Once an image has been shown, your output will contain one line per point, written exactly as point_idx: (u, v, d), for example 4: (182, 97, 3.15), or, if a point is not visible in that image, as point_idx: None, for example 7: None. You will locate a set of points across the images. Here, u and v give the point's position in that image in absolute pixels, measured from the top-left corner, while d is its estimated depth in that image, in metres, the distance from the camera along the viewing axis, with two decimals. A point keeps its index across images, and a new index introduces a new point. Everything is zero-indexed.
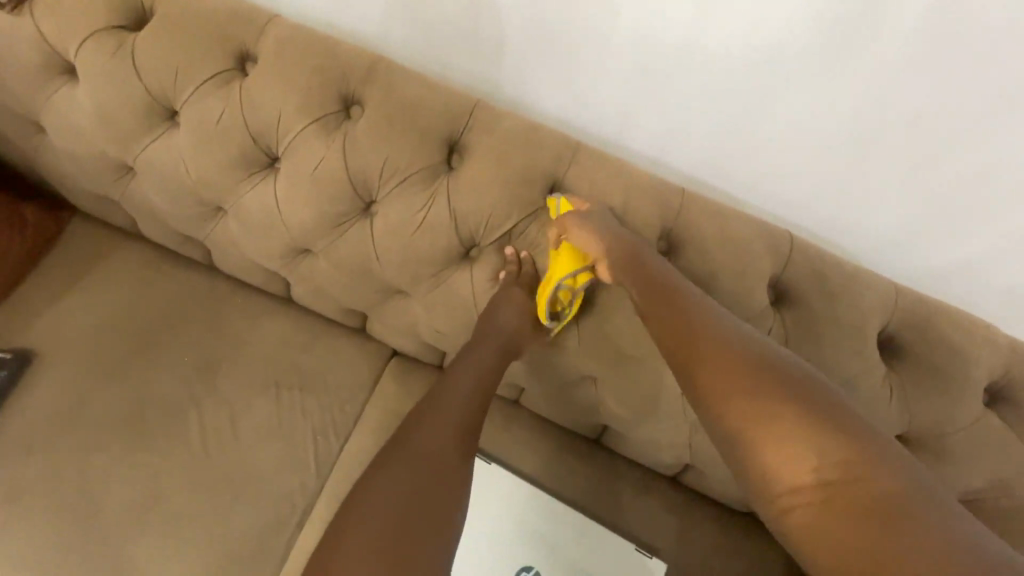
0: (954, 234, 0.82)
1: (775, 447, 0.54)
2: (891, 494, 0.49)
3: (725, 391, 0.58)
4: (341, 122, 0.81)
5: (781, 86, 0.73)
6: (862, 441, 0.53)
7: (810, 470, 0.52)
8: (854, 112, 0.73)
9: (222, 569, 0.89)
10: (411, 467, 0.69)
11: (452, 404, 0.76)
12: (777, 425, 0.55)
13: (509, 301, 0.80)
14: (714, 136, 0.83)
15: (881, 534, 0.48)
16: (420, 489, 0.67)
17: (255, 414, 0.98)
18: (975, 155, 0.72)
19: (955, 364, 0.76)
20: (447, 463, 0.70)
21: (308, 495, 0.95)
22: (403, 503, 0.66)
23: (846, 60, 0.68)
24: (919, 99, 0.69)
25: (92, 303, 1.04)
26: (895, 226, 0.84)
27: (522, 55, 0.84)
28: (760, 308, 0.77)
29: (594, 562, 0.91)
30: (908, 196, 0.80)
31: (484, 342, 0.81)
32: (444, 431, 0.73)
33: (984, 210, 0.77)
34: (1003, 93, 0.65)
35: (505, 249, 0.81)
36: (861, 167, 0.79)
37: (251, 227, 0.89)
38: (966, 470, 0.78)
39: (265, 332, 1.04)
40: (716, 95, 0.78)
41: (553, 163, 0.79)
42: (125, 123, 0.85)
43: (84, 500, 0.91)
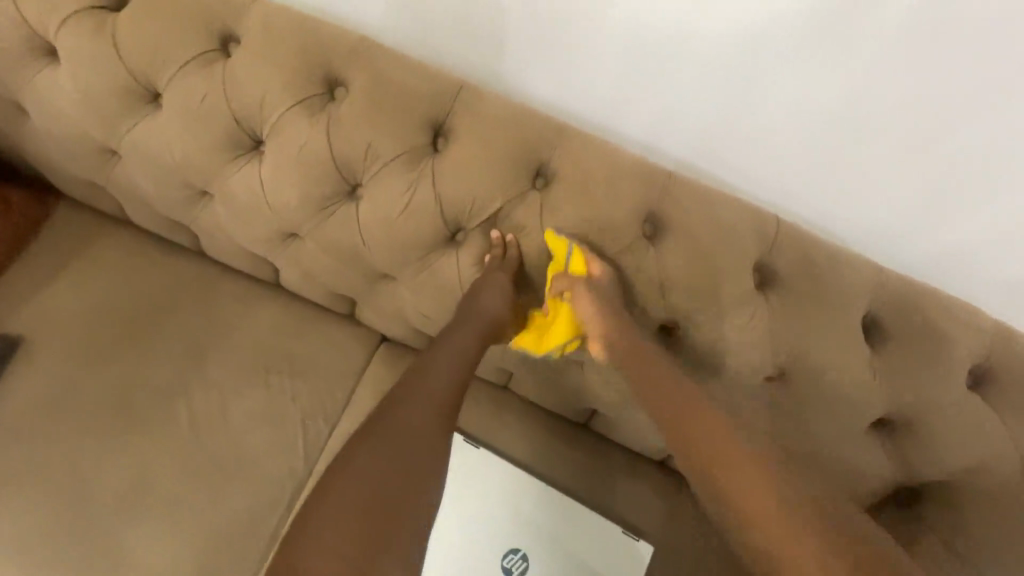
0: (952, 228, 0.83)
1: (736, 473, 0.70)
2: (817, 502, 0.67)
3: (694, 431, 0.73)
4: (326, 104, 0.81)
5: (781, 86, 0.74)
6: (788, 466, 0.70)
7: (762, 489, 0.68)
8: (852, 110, 0.74)
9: (214, 551, 0.90)
10: (393, 444, 0.69)
11: (435, 384, 0.76)
12: (734, 458, 0.71)
13: (492, 283, 0.80)
14: (708, 130, 0.83)
15: (818, 534, 0.64)
16: (401, 467, 0.68)
17: (244, 399, 0.99)
18: (965, 153, 0.74)
19: (936, 345, 0.77)
20: (428, 441, 0.71)
21: (298, 478, 0.96)
22: (385, 481, 0.67)
23: (847, 60, 0.69)
24: (919, 100, 0.70)
25: (81, 289, 1.04)
26: (885, 223, 0.86)
27: (522, 56, 0.84)
28: (745, 291, 0.77)
29: (581, 543, 0.91)
30: (900, 195, 0.81)
31: (468, 323, 0.81)
32: (426, 411, 0.74)
33: (971, 208, 0.79)
34: (998, 91, 0.67)
35: (491, 232, 0.81)
36: (859, 166, 0.80)
37: (237, 211, 0.89)
38: (948, 451, 0.79)
39: (254, 317, 1.04)
40: (716, 93, 0.78)
41: (538, 146, 0.79)
42: (107, 105, 0.84)
43: (74, 484, 0.92)
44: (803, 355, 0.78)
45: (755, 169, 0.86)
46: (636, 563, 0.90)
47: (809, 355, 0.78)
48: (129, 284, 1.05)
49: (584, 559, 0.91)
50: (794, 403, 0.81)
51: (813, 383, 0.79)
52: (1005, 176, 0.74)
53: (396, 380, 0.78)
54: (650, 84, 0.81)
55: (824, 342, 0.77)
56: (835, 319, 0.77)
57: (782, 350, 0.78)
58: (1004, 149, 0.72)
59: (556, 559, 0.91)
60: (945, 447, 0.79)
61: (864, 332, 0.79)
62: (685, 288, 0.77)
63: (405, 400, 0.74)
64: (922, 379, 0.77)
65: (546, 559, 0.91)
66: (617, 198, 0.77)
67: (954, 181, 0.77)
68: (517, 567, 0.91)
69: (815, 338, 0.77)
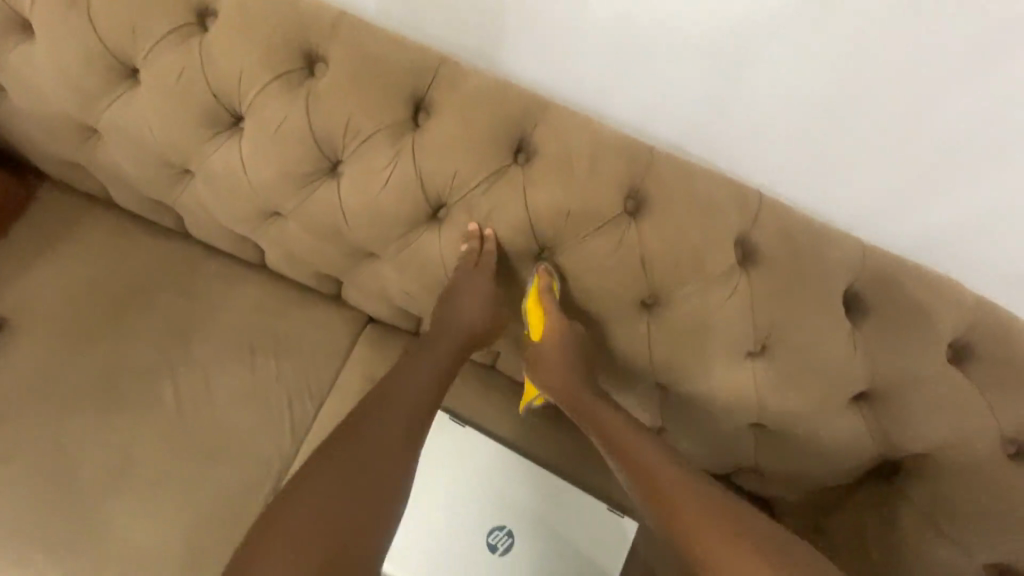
0: (945, 212, 0.83)
1: (674, 489, 0.75)
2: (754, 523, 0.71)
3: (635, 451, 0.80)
4: (305, 79, 0.80)
5: (782, 81, 0.75)
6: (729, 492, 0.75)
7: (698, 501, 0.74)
8: (851, 108, 0.75)
9: (200, 528, 0.91)
10: (365, 446, 0.73)
11: (408, 391, 0.81)
12: (672, 474, 0.77)
13: (472, 292, 0.86)
14: (705, 121, 0.85)
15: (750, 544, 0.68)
16: (371, 467, 0.71)
17: (230, 379, 0.99)
18: (964, 154, 0.75)
19: (917, 319, 0.77)
20: (399, 445, 0.75)
21: (284, 456, 0.96)
22: (358, 479, 0.70)
23: (847, 59, 0.70)
24: (920, 98, 0.71)
25: (66, 270, 1.03)
26: (878, 212, 0.87)
27: (519, 37, 0.83)
28: (726, 266, 0.76)
29: (565, 519, 0.93)
30: (897, 186, 0.82)
31: (444, 334, 0.88)
32: (398, 416, 0.78)
33: (968, 206, 0.80)
34: (1000, 98, 0.68)
35: (469, 224, 0.81)
36: (858, 156, 0.81)
37: (218, 190, 0.89)
38: (928, 425, 0.79)
39: (239, 298, 1.04)
40: (716, 82, 0.79)
41: (519, 121, 0.78)
42: (84, 82, 0.83)
43: (60, 463, 0.92)
44: (784, 330, 0.78)
45: (751, 157, 0.88)
46: (621, 539, 0.92)
47: (790, 330, 0.78)
48: (113, 265, 1.04)
49: (568, 534, 0.92)
50: (776, 378, 0.81)
51: (794, 358, 0.79)
52: (1004, 179, 0.75)
53: (370, 389, 0.82)
54: (643, 71, 0.81)
55: (804, 316, 0.77)
56: (816, 293, 0.77)
57: (764, 325, 0.79)
58: (1004, 152, 0.73)
59: (542, 536, 0.92)
60: (926, 421, 0.79)
61: (845, 306, 0.79)
62: (666, 263, 0.77)
63: (379, 406, 0.78)
64: (903, 353, 0.77)
65: (532, 536, 0.92)
66: (599, 173, 0.77)
67: (950, 180, 0.79)
68: (503, 544, 0.92)
69: (795, 312, 0.77)
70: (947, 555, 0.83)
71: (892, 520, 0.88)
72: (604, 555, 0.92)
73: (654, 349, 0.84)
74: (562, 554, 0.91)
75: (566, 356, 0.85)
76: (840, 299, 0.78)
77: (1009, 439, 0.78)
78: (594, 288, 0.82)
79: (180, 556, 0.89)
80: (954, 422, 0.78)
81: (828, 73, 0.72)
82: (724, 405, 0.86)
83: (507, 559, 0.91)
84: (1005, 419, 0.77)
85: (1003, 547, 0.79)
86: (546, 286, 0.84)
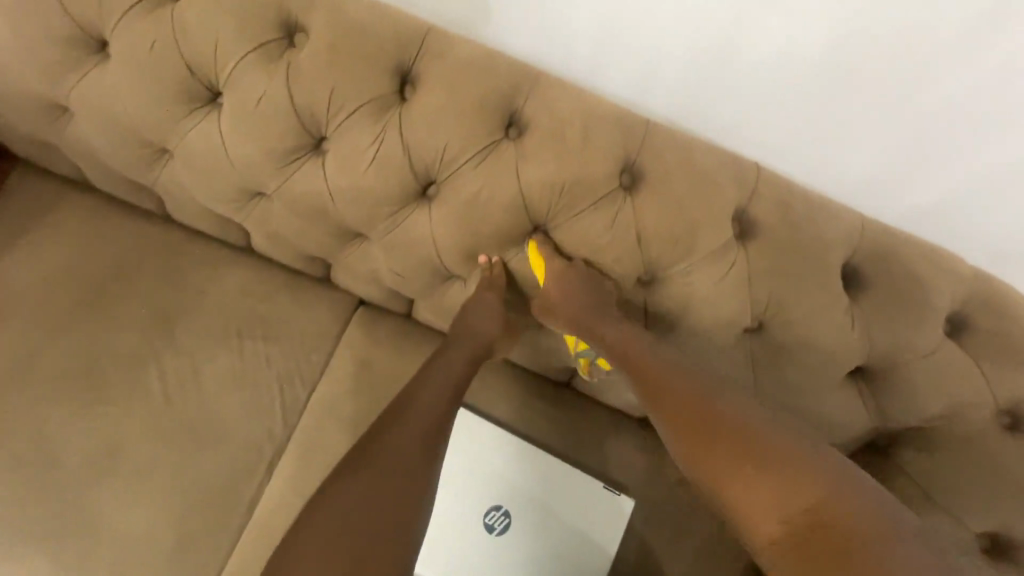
0: (946, 192, 0.82)
1: (711, 453, 0.70)
2: (808, 491, 0.63)
3: (667, 412, 0.74)
4: (285, 50, 0.76)
5: (782, 73, 0.75)
6: (780, 448, 0.67)
7: (739, 464, 0.68)
8: (848, 105, 0.76)
9: (194, 514, 0.90)
10: (385, 457, 0.75)
11: (427, 401, 0.82)
12: (708, 434, 0.71)
13: (485, 310, 0.87)
14: (704, 104, 0.83)
15: (797, 511, 0.63)
16: (392, 490, 0.73)
17: (218, 364, 0.97)
18: (959, 151, 0.76)
19: (916, 292, 0.76)
20: (416, 464, 0.76)
21: (275, 442, 0.95)
22: (376, 502, 0.72)
23: (845, 58, 0.71)
24: (915, 97, 0.72)
25: (42, 256, 1.00)
26: (866, 198, 0.87)
27: (510, 6, 0.80)
28: (723, 241, 0.75)
29: (561, 498, 0.93)
30: (896, 172, 0.82)
31: (457, 345, 0.88)
32: (416, 436, 0.78)
33: (952, 196, 0.82)
34: (994, 100, 0.70)
35: (478, 256, 0.83)
36: (857, 145, 0.81)
37: (197, 168, 0.85)
38: (924, 398, 0.79)
39: (224, 282, 1.02)
40: (715, 61, 0.77)
41: (509, 93, 0.76)
42: (52, 56, 0.79)
43: (44, 452, 0.90)
44: (781, 306, 0.77)
45: (748, 132, 0.85)
46: (619, 517, 0.92)
47: (787, 305, 0.77)
48: (93, 250, 1.01)
49: (564, 514, 0.92)
50: (773, 352, 0.81)
51: (791, 333, 0.79)
52: (989, 175, 0.77)
53: (388, 402, 0.83)
54: (637, 38, 0.79)
55: (803, 290, 0.76)
56: (813, 268, 0.76)
57: (761, 300, 0.77)
58: (992, 152, 0.75)
59: (539, 515, 0.92)
60: (924, 395, 0.78)
61: (844, 281, 0.78)
62: (663, 240, 0.76)
63: (396, 425, 0.79)
64: (903, 325, 0.76)
65: (529, 516, 0.92)
66: (593, 147, 0.74)
67: (938, 172, 0.80)
68: (500, 524, 0.92)
69: (794, 286, 0.76)
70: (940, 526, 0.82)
71: None
72: (602, 533, 0.91)
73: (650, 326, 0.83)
74: (559, 532, 0.92)
75: (581, 286, 0.79)
76: (838, 273, 0.76)
77: (1004, 410, 0.78)
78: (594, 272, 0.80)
79: (175, 542, 0.88)
80: (952, 396, 0.77)
81: (826, 69, 0.73)
82: None
83: (504, 538, 0.91)
84: (1002, 390, 0.77)
85: (995, 516, 0.79)
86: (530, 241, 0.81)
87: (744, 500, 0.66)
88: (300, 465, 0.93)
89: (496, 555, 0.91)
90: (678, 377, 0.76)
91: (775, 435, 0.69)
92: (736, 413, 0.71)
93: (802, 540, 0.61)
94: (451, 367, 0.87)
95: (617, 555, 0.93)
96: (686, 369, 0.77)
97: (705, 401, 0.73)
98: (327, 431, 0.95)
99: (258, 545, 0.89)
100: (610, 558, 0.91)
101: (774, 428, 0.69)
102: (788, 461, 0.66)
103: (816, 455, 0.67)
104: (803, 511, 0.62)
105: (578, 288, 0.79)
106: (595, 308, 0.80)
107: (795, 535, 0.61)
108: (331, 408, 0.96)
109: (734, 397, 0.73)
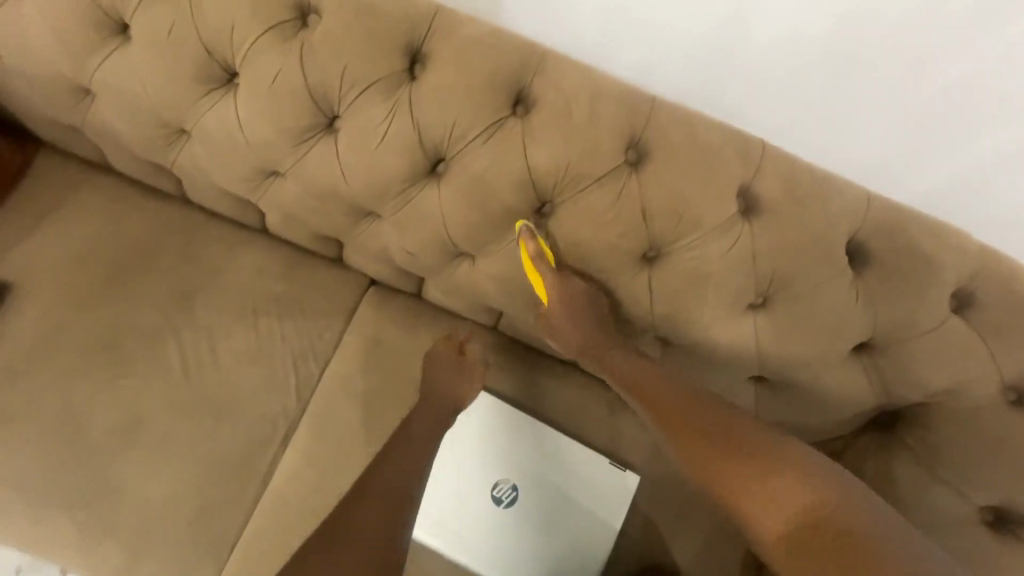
0: (958, 168, 0.82)
1: (722, 460, 0.76)
2: (810, 494, 0.70)
3: (674, 423, 0.81)
4: (298, 31, 0.78)
5: (787, 54, 0.78)
6: (781, 454, 0.75)
7: (746, 469, 0.75)
8: (854, 88, 0.78)
9: (210, 487, 0.93)
10: (392, 467, 0.85)
11: (427, 411, 0.89)
12: (716, 443, 0.77)
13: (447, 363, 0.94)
14: (711, 83, 0.85)
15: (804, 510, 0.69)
16: (392, 499, 0.82)
17: (234, 340, 1.00)
18: (966, 131, 0.78)
19: (919, 268, 0.76)
20: (412, 476, 0.85)
21: (290, 416, 0.98)
22: (376, 507, 0.82)
23: (847, 41, 0.74)
24: (917, 80, 0.75)
25: (68, 236, 1.03)
26: (877, 175, 0.87)
27: None
28: (725, 217, 0.76)
29: (567, 475, 0.94)
30: (907, 152, 0.83)
31: (446, 362, 0.94)
32: (412, 454, 0.86)
33: (958, 171, 0.82)
34: (996, 78, 0.72)
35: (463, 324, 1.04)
36: (867, 126, 0.82)
37: (215, 148, 0.88)
38: (929, 375, 0.79)
39: (242, 261, 1.05)
40: (722, 38, 0.79)
41: (516, 71, 0.77)
42: (75, 39, 0.82)
43: (70, 424, 0.94)
44: (784, 281, 0.78)
45: (756, 110, 0.86)
46: (623, 493, 0.93)
47: (791, 280, 0.78)
48: (114, 231, 1.04)
49: (571, 490, 0.94)
50: (776, 328, 0.82)
51: (794, 308, 0.80)
52: (997, 152, 0.78)
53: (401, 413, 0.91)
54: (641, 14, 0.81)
55: (805, 266, 0.77)
56: (817, 242, 0.76)
57: (764, 275, 0.78)
58: (998, 131, 0.76)
59: (544, 503, 0.94)
60: (926, 371, 0.79)
61: (848, 257, 0.78)
62: (667, 215, 0.77)
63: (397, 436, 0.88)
64: (905, 299, 0.77)
65: (535, 489, 0.94)
66: (597, 123, 0.76)
67: (940, 149, 0.81)
68: (507, 497, 0.94)
69: (797, 261, 0.77)
70: (939, 497, 0.82)
71: (887, 467, 0.86)
72: (606, 509, 0.93)
73: (654, 303, 0.84)
74: (562, 510, 0.93)
75: (582, 303, 0.84)
76: (842, 249, 0.77)
77: (1010, 385, 0.77)
78: (603, 251, 0.80)
79: (192, 514, 0.91)
80: (955, 372, 0.77)
81: (831, 52, 0.76)
82: (727, 359, 0.86)
83: (510, 527, 0.93)
84: (1006, 363, 0.76)
85: (996, 486, 0.78)
86: (535, 251, 0.81)
87: (751, 503, 0.73)
88: (314, 439, 0.96)
89: (501, 529, 0.93)
90: (680, 387, 0.83)
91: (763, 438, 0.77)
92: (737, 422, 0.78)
93: (809, 538, 0.68)
94: (444, 381, 0.92)
95: (622, 530, 0.95)
96: (685, 382, 0.84)
97: (698, 408, 0.81)
98: (338, 407, 0.98)
99: (273, 515, 0.92)
100: (615, 533, 0.93)
101: (771, 435, 0.77)
102: (791, 466, 0.73)
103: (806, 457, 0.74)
104: (801, 503, 0.70)
105: (565, 300, 0.84)
106: (587, 328, 0.86)
107: (801, 533, 0.68)
108: (343, 384, 0.99)
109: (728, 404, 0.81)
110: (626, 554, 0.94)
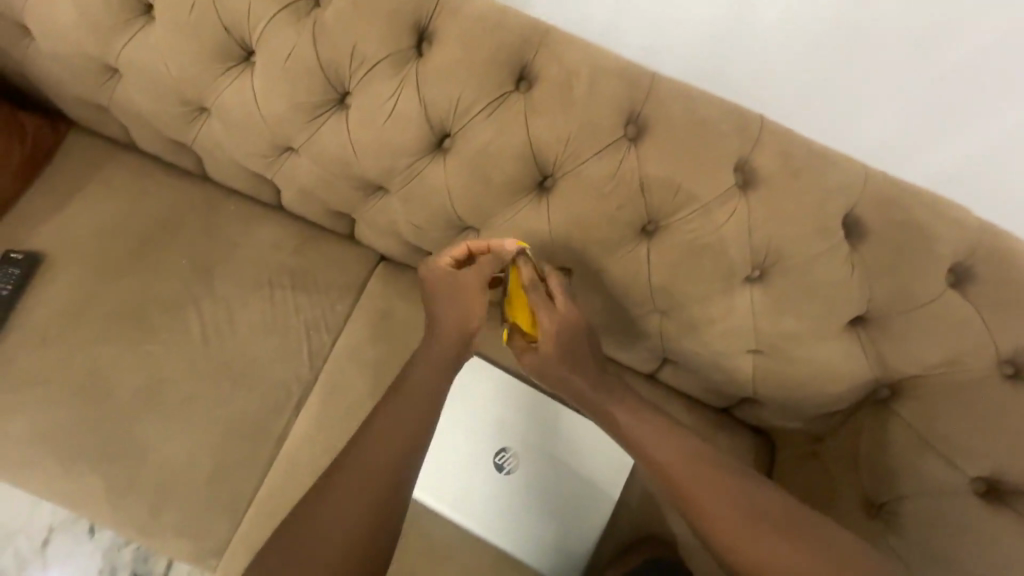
0: (959, 149, 0.85)
1: (735, 532, 0.78)
2: (800, 535, 0.76)
3: (695, 501, 0.81)
4: (311, 10, 0.82)
5: (792, 34, 0.81)
6: (766, 500, 0.80)
7: (740, 513, 0.78)
8: (861, 69, 0.81)
9: (229, 448, 0.98)
10: (388, 427, 0.82)
11: (428, 373, 0.86)
12: (728, 514, 0.79)
13: (443, 344, 0.88)
14: (715, 63, 0.89)
15: (790, 550, 0.76)
16: (386, 460, 0.80)
17: (250, 310, 1.05)
18: (970, 115, 0.80)
19: (916, 242, 0.77)
20: (411, 435, 0.82)
21: (302, 382, 1.02)
22: (370, 467, 0.79)
23: (854, 22, 0.77)
24: (923, 62, 0.77)
25: (96, 210, 1.09)
26: (886, 161, 0.91)
27: None
28: (722, 190, 0.77)
29: (566, 448, 0.98)
30: (912, 133, 0.85)
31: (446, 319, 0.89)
32: (400, 425, 0.82)
33: (962, 162, 0.86)
34: (1000, 65, 0.74)
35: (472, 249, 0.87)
36: (873, 107, 0.85)
37: (233, 125, 0.92)
38: (922, 347, 0.80)
39: (259, 235, 1.10)
40: (725, 19, 0.84)
41: (520, 47, 0.79)
42: (102, 19, 0.87)
43: (98, 385, 0.99)
44: (781, 254, 0.80)
45: (762, 90, 0.90)
46: (620, 467, 0.97)
47: (788, 254, 0.80)
48: (140, 206, 1.10)
49: (569, 463, 0.98)
50: (772, 301, 0.83)
51: (791, 281, 0.81)
52: (999, 137, 0.81)
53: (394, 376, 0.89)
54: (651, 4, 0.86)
55: (802, 239, 0.78)
56: (813, 215, 0.77)
57: (761, 248, 0.80)
58: (1001, 115, 0.79)
59: (550, 485, 0.97)
60: (920, 344, 0.80)
61: (845, 232, 0.79)
62: (664, 187, 0.78)
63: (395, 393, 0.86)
64: (899, 272, 0.78)
65: (534, 460, 0.98)
66: (597, 98, 0.78)
67: (944, 142, 0.85)
68: (508, 464, 0.97)
69: (792, 234, 0.78)
70: (928, 467, 0.80)
71: (881, 440, 0.86)
72: (603, 483, 0.97)
73: (652, 276, 0.86)
74: (560, 482, 0.97)
75: (571, 333, 0.85)
76: (837, 222, 0.78)
77: (1006, 358, 0.77)
78: (605, 225, 0.82)
79: (208, 473, 0.96)
80: (949, 345, 0.78)
81: (836, 32, 0.79)
82: (724, 333, 0.88)
83: (512, 520, 0.95)
84: (1001, 336, 0.76)
85: (986, 455, 0.76)
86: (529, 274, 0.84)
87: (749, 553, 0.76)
88: (325, 406, 1.00)
89: (502, 497, 0.96)
90: (687, 448, 0.85)
91: (772, 507, 0.79)
92: (724, 469, 0.83)
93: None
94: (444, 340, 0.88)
95: (620, 501, 0.98)
96: (686, 440, 0.86)
97: (708, 476, 0.82)
98: (349, 375, 1.02)
99: (287, 475, 0.96)
100: (611, 505, 0.96)
101: (768, 490, 0.82)
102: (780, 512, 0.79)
103: (824, 530, 0.77)
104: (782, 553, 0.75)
105: (558, 334, 0.85)
106: (578, 360, 0.87)
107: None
108: (354, 354, 1.03)
109: (717, 455, 0.85)
110: (624, 520, 0.98)
